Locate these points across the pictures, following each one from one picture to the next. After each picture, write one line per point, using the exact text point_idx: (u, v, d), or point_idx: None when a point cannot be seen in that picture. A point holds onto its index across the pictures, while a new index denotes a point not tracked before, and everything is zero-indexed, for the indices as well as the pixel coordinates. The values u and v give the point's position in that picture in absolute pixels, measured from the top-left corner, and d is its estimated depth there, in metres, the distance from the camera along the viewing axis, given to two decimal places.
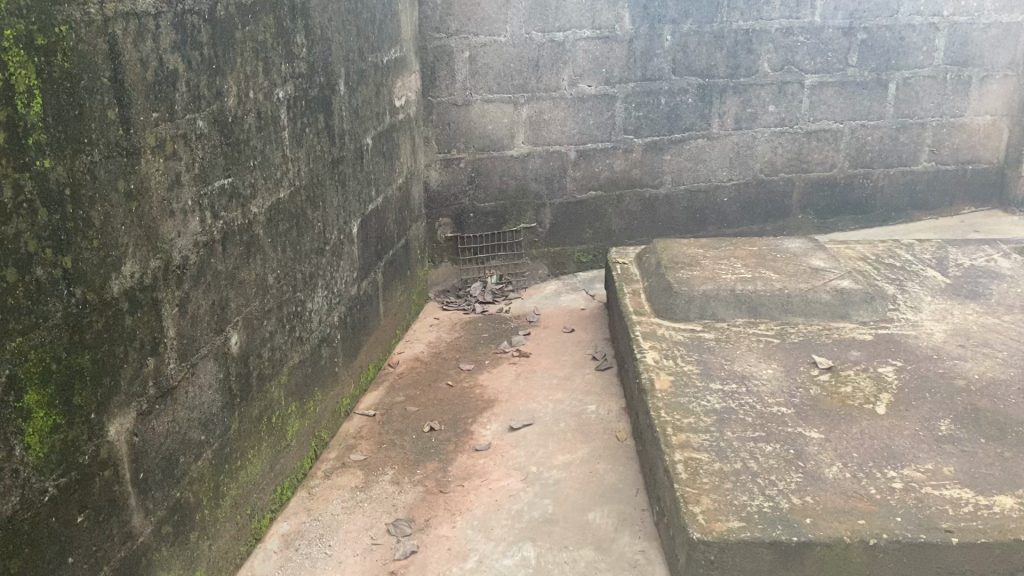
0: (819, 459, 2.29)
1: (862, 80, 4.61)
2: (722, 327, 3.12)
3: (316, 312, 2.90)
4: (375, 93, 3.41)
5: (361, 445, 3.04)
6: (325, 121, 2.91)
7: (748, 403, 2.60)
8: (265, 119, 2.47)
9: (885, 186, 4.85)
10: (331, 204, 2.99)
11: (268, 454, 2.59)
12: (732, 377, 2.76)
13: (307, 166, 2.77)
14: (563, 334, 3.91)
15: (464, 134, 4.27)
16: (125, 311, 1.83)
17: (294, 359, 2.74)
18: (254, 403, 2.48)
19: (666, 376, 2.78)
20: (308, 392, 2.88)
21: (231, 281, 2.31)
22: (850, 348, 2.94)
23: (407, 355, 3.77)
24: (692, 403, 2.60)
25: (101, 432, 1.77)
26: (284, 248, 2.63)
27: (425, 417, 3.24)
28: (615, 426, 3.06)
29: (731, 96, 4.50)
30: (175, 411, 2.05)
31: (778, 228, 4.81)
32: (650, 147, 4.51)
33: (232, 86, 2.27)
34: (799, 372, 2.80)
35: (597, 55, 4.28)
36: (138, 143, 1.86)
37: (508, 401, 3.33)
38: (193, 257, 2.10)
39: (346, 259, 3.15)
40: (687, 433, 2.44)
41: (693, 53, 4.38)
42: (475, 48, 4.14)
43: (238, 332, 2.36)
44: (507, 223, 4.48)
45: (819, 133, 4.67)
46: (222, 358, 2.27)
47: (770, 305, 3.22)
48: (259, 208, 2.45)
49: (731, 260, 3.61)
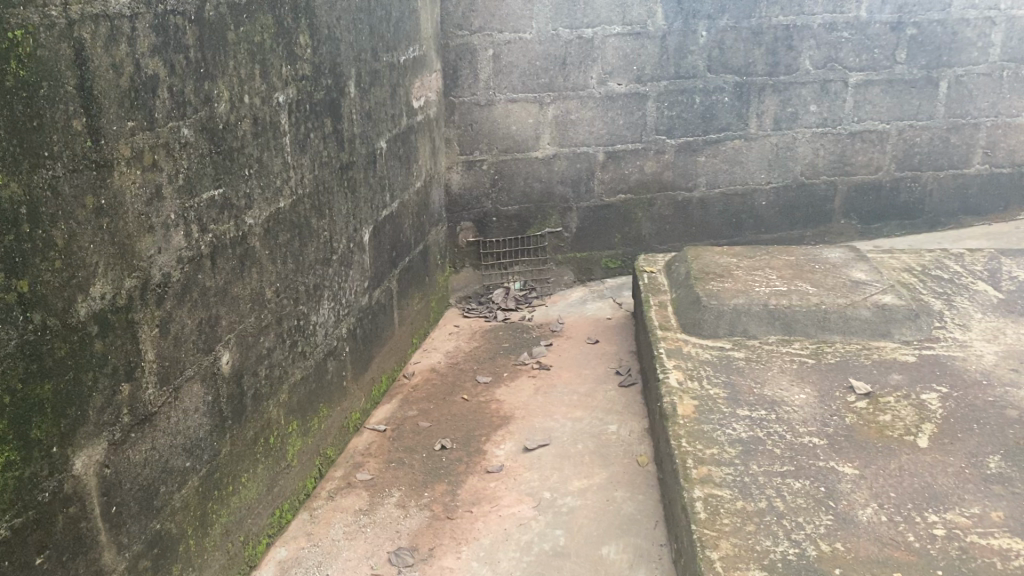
0: (852, 499, 2.10)
1: (910, 78, 4.36)
2: (753, 346, 2.93)
3: (321, 325, 2.76)
4: (390, 94, 3.27)
5: (368, 464, 2.90)
6: (333, 125, 2.77)
7: (777, 433, 2.40)
8: (262, 125, 2.33)
9: (934, 189, 4.60)
10: (340, 212, 2.85)
11: (266, 475, 2.46)
12: (761, 403, 2.57)
13: (312, 173, 2.63)
14: (587, 345, 3.74)
15: (487, 135, 4.10)
16: (93, 335, 1.71)
17: (296, 375, 2.60)
18: (249, 424, 2.35)
19: (689, 400, 2.59)
20: (313, 409, 2.74)
21: (222, 297, 2.17)
22: (890, 371, 2.73)
23: (423, 365, 3.63)
24: (716, 431, 2.42)
25: (64, 467, 1.65)
26: (284, 260, 2.49)
27: (437, 434, 3.09)
28: (636, 449, 2.88)
29: (770, 94, 4.28)
30: (154, 438, 1.93)
31: (819, 234, 4.59)
32: (683, 148, 4.31)
33: (224, 91, 2.13)
34: (834, 397, 2.59)
35: (627, 52, 4.08)
36: (110, 155, 1.73)
37: (525, 418, 3.16)
38: (176, 275, 1.98)
39: (355, 268, 3.01)
40: (709, 466, 2.25)
41: (729, 50, 4.17)
42: (499, 46, 3.96)
43: (231, 351, 2.23)
44: (532, 227, 4.30)
45: (863, 134, 4.44)
46: (211, 379, 2.14)
47: (806, 321, 3.00)
48: (256, 219, 2.31)
49: (766, 270, 3.40)
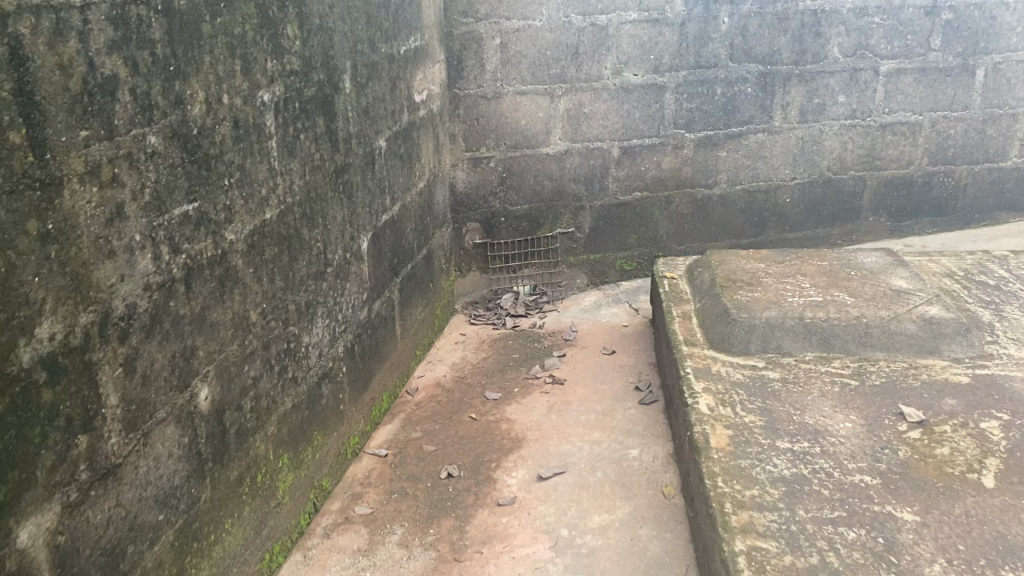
0: (916, 554, 1.84)
1: (945, 66, 4.09)
2: (789, 365, 2.67)
3: (315, 346, 2.50)
4: (389, 88, 3.00)
5: (367, 496, 2.65)
6: (326, 124, 2.50)
7: (824, 471, 2.15)
8: (244, 128, 2.06)
9: (968, 184, 4.33)
10: (334, 220, 2.59)
11: (254, 517, 2.21)
12: (803, 434, 2.31)
13: (302, 178, 2.37)
14: (603, 357, 3.48)
15: (495, 130, 3.82)
16: (41, 384, 1.45)
17: (287, 404, 2.35)
18: (233, 463, 2.09)
19: (723, 430, 2.33)
20: (306, 438, 2.48)
21: (199, 325, 1.92)
22: (943, 395, 2.47)
23: (427, 380, 3.37)
24: (755, 469, 2.16)
25: (6, 541, 1.39)
26: (272, 277, 2.24)
27: (443, 459, 2.83)
28: (662, 478, 2.62)
29: (797, 84, 4.00)
30: (120, 492, 1.68)
31: (846, 233, 4.32)
32: (703, 143, 4.04)
33: (198, 91, 1.87)
34: (883, 427, 2.33)
35: (645, 39, 3.80)
36: (58, 171, 1.47)
37: (538, 440, 2.91)
38: (144, 304, 1.72)
39: (352, 280, 2.75)
40: (750, 511, 2.00)
41: (753, 37, 3.88)
42: (507, 34, 3.68)
43: (210, 385, 1.98)
44: (543, 228, 4.03)
45: (895, 126, 4.17)
46: (187, 419, 1.89)
47: (846, 336, 2.74)
48: (237, 234, 2.05)
49: (798, 278, 3.14)
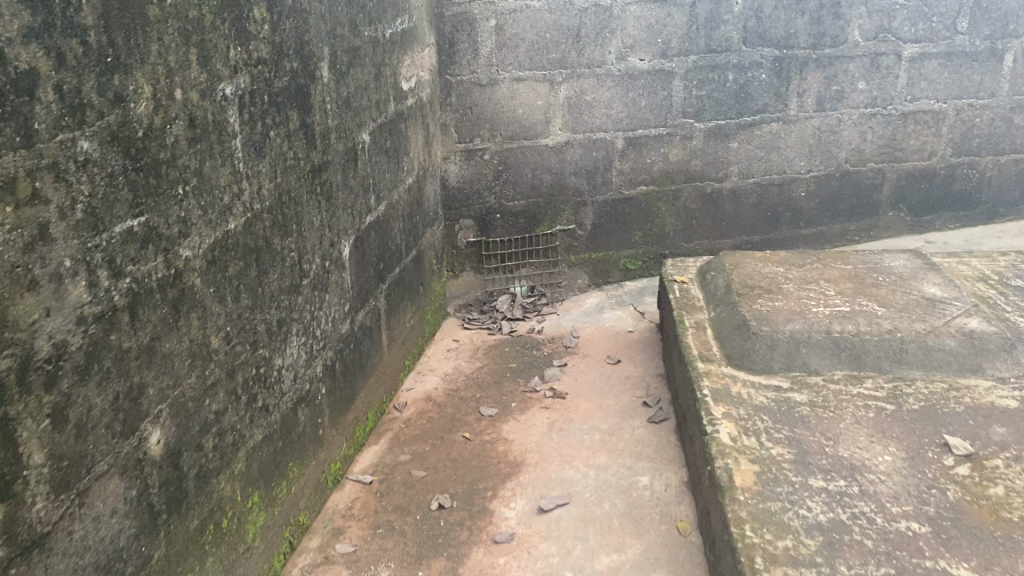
0: None
1: (971, 50, 3.82)
2: (817, 385, 2.41)
3: (288, 368, 2.24)
4: (374, 77, 2.72)
5: (350, 531, 2.38)
6: (300, 119, 2.22)
7: (865, 517, 1.89)
8: (202, 126, 1.79)
9: (994, 176, 4.07)
10: (311, 226, 2.32)
11: (219, 567, 1.94)
12: (838, 470, 2.06)
13: (272, 181, 2.09)
14: (607, 367, 3.23)
15: (489, 120, 3.54)
16: None
17: (255, 438, 2.08)
18: (193, 511, 1.83)
19: (748, 466, 2.08)
20: (279, 473, 2.22)
21: (148, 359, 1.65)
22: (991, 423, 2.21)
23: (417, 393, 3.11)
24: (788, 514, 1.91)
25: None
26: (237, 295, 1.96)
27: (434, 486, 2.57)
28: (676, 511, 2.37)
29: (813, 70, 3.72)
30: (49, 565, 1.41)
31: (864, 229, 4.06)
32: (714, 133, 3.76)
33: (144, 86, 1.59)
34: (927, 462, 2.08)
35: (652, 21, 3.52)
36: None
37: (539, 464, 2.65)
38: (77, 341, 1.45)
39: (332, 291, 2.48)
40: (785, 568, 1.75)
41: (768, 21, 3.60)
42: (502, 16, 3.39)
43: (163, 426, 1.71)
44: (541, 225, 3.76)
45: (917, 115, 3.90)
46: (135, 468, 1.63)
47: (878, 353, 2.49)
48: (194, 251, 1.78)
49: (821, 284, 2.88)
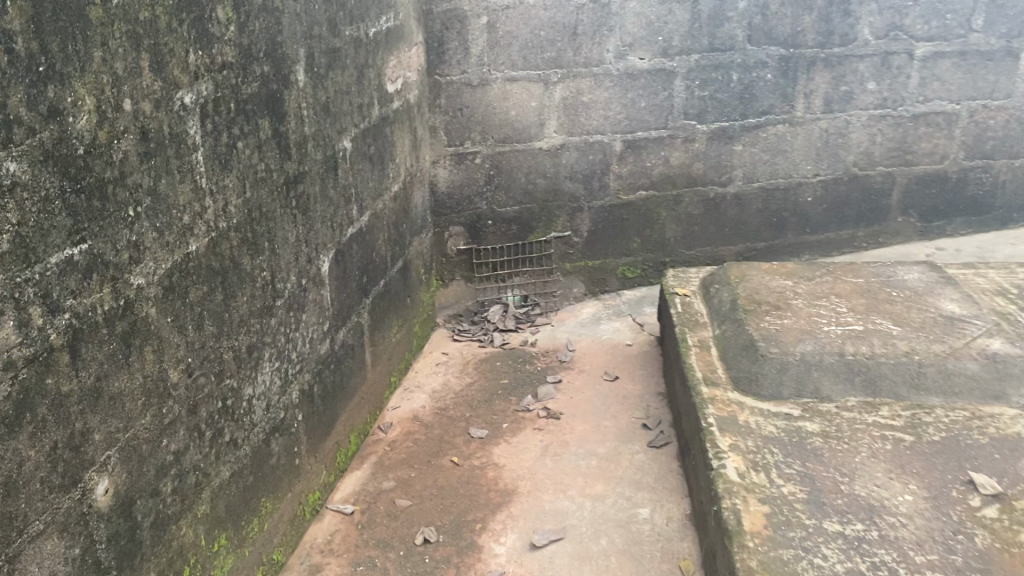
0: None
1: (986, 49, 3.65)
2: (830, 413, 2.25)
3: (259, 398, 2.07)
4: (355, 79, 2.54)
5: (328, 569, 2.22)
6: (272, 127, 2.05)
7: (886, 567, 1.73)
8: (157, 139, 1.61)
9: (1008, 180, 3.89)
10: (285, 242, 2.15)
11: None
12: (855, 512, 1.89)
13: (240, 196, 1.92)
14: (605, 384, 3.06)
15: (481, 121, 3.37)
16: None
17: (221, 475, 1.92)
18: (148, 562, 1.66)
19: (758, 506, 1.91)
20: (249, 510, 2.05)
21: (93, 401, 1.48)
22: (1019, 458, 2.05)
23: (403, 413, 2.94)
24: (802, 562, 1.75)
25: None
26: (200, 323, 1.79)
27: (419, 517, 2.41)
28: (678, 548, 2.21)
29: (821, 70, 3.55)
30: None
31: (872, 235, 3.90)
32: (716, 136, 3.59)
33: (85, 96, 1.41)
34: (951, 503, 1.91)
35: (652, 18, 3.34)
36: None
37: (531, 493, 2.49)
38: (4, 389, 1.28)
39: (310, 310, 2.31)
40: None
41: (774, 18, 3.43)
42: (494, 13, 3.22)
43: (112, 473, 1.54)
44: (535, 232, 3.59)
45: (929, 117, 3.73)
46: (77, 523, 1.46)
47: (894, 378, 2.33)
48: (148, 277, 1.61)
49: (832, 299, 2.72)
